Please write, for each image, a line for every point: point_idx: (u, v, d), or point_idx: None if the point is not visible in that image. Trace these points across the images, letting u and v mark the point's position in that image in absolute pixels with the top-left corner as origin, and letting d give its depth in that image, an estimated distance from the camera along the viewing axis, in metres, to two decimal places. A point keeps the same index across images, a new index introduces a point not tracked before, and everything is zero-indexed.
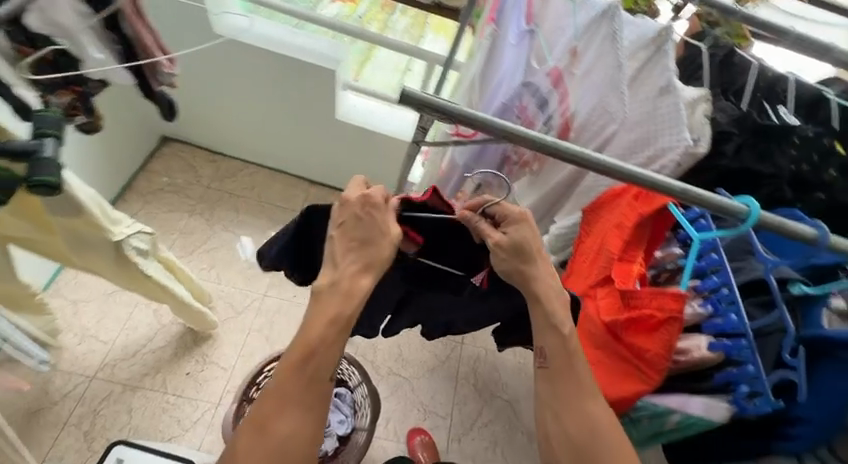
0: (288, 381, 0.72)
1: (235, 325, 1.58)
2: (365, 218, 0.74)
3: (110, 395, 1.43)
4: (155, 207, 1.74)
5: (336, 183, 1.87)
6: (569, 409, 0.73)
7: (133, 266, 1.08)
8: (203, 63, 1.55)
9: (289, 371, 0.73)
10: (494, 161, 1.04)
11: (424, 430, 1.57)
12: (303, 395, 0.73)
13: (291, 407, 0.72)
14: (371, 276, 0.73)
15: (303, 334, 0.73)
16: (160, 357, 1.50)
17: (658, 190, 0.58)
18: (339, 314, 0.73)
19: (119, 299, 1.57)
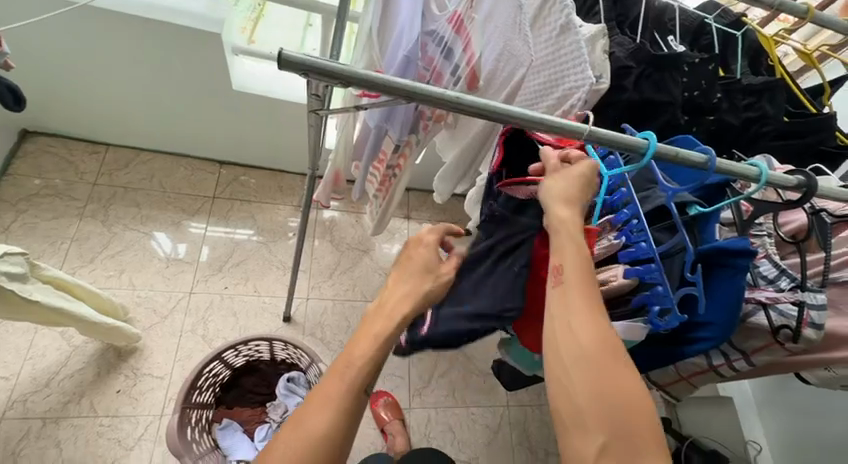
0: (330, 382, 0.60)
1: (163, 329, 1.46)
2: (418, 255, 0.71)
3: (29, 434, 1.27)
4: (34, 215, 1.49)
5: (249, 160, 1.72)
6: (585, 320, 0.61)
7: (10, 294, 0.93)
8: (53, 41, 1.29)
9: (339, 364, 0.62)
10: (409, 120, 1.03)
11: (386, 392, 1.61)
12: (344, 399, 0.59)
13: (325, 407, 0.58)
14: (413, 305, 0.66)
15: (361, 332, 0.65)
16: (81, 380, 1.35)
17: (566, 135, 0.60)
18: (388, 323, 0.65)
19: (12, 328, 1.37)
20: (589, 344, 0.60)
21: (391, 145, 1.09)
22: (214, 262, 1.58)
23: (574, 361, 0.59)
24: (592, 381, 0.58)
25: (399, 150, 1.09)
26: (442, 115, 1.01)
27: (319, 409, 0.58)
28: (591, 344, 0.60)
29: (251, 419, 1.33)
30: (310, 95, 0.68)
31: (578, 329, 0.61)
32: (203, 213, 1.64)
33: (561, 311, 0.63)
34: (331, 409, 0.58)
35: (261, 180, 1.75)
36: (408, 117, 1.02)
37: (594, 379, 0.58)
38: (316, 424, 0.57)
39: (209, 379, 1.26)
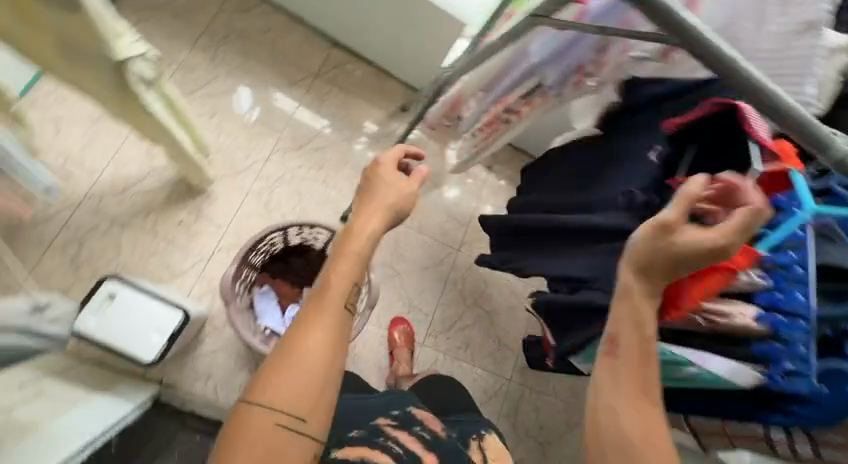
0: (314, 319, 0.71)
1: (234, 183, 1.49)
2: (382, 186, 0.86)
3: (97, 228, 1.37)
4: (152, 28, 1.50)
5: (362, 50, 1.64)
6: (626, 397, 0.70)
7: (134, 96, 0.94)
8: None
9: (313, 302, 0.73)
10: (566, 70, 0.95)
11: (405, 320, 1.64)
12: (330, 328, 0.71)
13: (317, 333, 0.70)
14: (377, 221, 0.80)
15: (333, 269, 0.76)
16: (151, 199, 1.42)
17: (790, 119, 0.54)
18: (360, 246, 0.78)
19: (107, 128, 1.43)
20: (638, 420, 0.69)
21: (526, 87, 1.03)
22: (297, 138, 1.57)
23: (612, 432, 0.69)
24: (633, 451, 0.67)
25: (528, 97, 1.05)
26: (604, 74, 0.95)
27: (311, 335, 0.70)
28: (635, 430, 0.69)
29: (286, 296, 1.38)
30: None
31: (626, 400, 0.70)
32: (302, 86, 1.61)
33: (608, 385, 0.71)
34: (321, 331, 0.70)
35: (366, 75, 1.68)
36: (568, 66, 0.95)
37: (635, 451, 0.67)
38: (315, 353, 0.69)
39: (265, 246, 1.30)
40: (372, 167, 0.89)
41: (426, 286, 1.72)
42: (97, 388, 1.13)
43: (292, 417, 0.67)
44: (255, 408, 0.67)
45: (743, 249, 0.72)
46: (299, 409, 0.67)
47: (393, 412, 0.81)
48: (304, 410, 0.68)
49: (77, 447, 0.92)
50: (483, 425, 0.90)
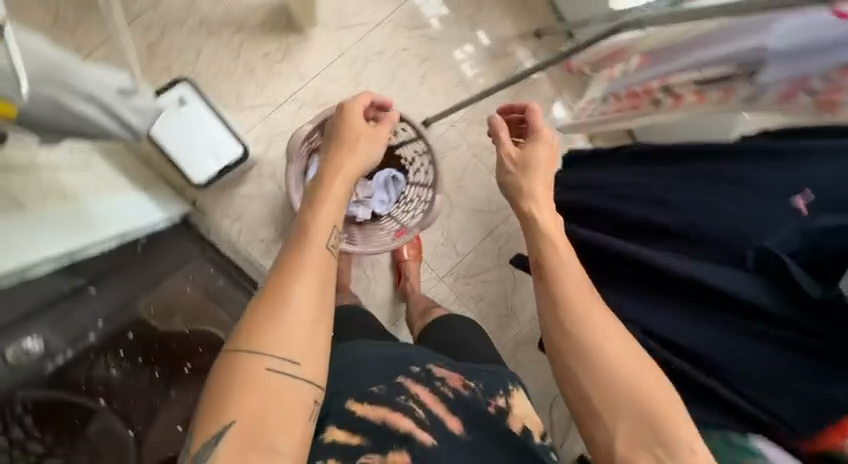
0: (303, 255, 0.71)
1: (333, 36, 1.34)
2: (348, 122, 0.88)
3: (185, 22, 1.26)
4: None
5: None
6: (587, 350, 0.79)
7: None
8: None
9: (298, 246, 0.72)
10: None
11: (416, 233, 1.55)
12: (318, 264, 0.71)
13: (309, 275, 0.69)
14: (358, 150, 0.85)
15: (314, 213, 0.77)
16: (246, 17, 1.29)
17: None
18: (342, 188, 0.81)
19: None
20: (636, 379, 0.76)
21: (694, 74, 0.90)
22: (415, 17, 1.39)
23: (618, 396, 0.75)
24: (625, 415, 0.75)
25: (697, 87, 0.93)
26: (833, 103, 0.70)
27: (301, 278, 0.69)
28: (646, 391, 0.75)
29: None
30: None
31: (620, 375, 0.76)
32: None
33: (599, 366, 0.77)
34: (314, 271, 0.70)
35: None
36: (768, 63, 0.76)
37: (642, 419, 0.74)
38: (305, 296, 0.68)
39: None
40: (340, 108, 0.90)
41: (471, 227, 1.62)
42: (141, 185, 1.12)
43: (287, 362, 0.65)
44: (243, 361, 0.65)
45: None
46: (295, 356, 0.66)
47: (410, 370, 0.76)
48: (300, 355, 0.66)
49: (109, 235, 0.92)
50: (510, 379, 0.81)
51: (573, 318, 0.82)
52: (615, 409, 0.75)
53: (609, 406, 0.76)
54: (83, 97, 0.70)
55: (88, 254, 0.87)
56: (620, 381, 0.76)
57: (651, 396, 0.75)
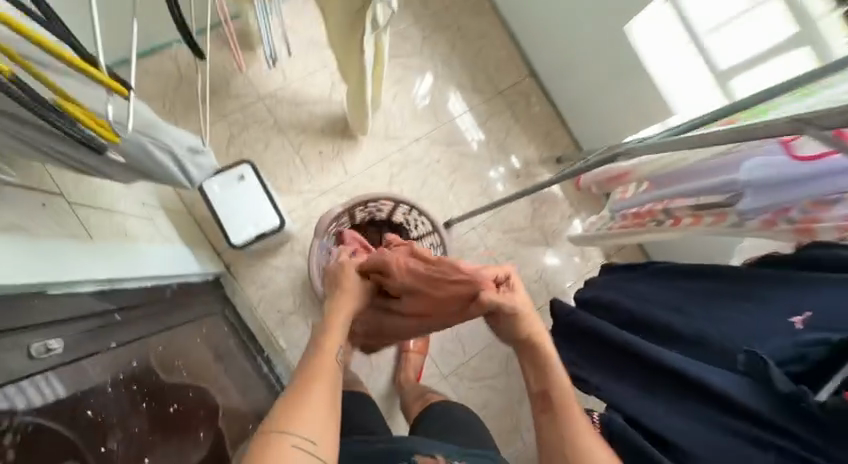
0: (324, 361, 0.66)
1: (379, 145, 1.51)
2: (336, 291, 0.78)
3: (261, 123, 1.43)
4: None
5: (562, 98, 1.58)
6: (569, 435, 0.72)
7: (357, 49, 0.93)
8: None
9: (303, 379, 0.64)
10: (775, 203, 0.76)
11: None
12: (332, 364, 0.67)
13: (319, 396, 0.62)
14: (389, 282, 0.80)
15: (327, 331, 0.71)
16: (311, 124, 1.46)
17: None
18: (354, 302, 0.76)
19: (315, 52, 1.45)
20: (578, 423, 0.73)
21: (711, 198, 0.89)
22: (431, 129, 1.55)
23: None
24: (565, 398, 0.75)
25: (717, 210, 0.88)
26: (813, 231, 0.74)
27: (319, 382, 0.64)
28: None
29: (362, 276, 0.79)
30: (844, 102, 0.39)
31: (551, 366, 0.78)
32: (482, 97, 1.60)
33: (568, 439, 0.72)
34: (326, 386, 0.64)
35: (542, 114, 1.62)
36: (780, 202, 0.76)
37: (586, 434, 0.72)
38: (313, 416, 0.60)
39: (372, 207, 1.33)
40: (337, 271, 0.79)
41: (482, 329, 1.57)
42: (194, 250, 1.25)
43: (308, 439, 0.58)
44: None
45: None
46: (314, 431, 0.59)
47: None
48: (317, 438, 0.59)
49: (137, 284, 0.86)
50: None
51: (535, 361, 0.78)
52: (564, 413, 0.74)
53: (565, 409, 0.74)
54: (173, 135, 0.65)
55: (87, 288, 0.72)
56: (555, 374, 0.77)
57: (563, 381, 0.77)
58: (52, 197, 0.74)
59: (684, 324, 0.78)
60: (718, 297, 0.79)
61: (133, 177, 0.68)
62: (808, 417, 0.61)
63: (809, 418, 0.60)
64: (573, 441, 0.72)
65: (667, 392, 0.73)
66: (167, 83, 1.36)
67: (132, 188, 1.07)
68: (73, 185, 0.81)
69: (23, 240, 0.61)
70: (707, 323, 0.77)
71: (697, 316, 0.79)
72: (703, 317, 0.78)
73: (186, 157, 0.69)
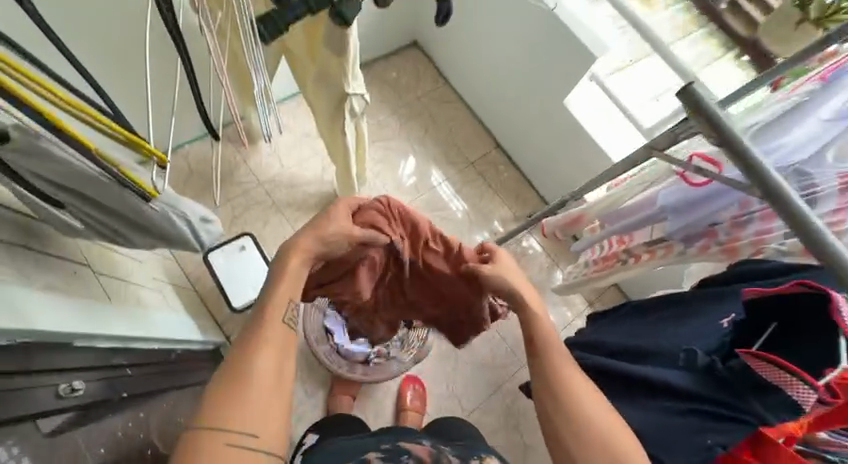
0: (272, 331, 0.61)
1: None
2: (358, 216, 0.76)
3: (261, 204, 1.61)
4: (373, 92, 1.76)
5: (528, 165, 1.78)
6: (560, 409, 0.62)
7: (341, 134, 1.12)
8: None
9: (247, 351, 0.59)
10: (695, 227, 0.88)
11: (419, 380, 1.53)
12: (278, 337, 0.61)
13: (264, 366, 0.58)
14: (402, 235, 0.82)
15: (273, 290, 0.64)
16: (305, 202, 1.63)
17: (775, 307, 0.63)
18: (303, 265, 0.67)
19: (308, 143, 1.68)
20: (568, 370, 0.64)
21: (650, 236, 0.98)
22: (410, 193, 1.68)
23: (592, 451, 0.59)
24: (553, 347, 0.66)
25: (652, 245, 0.98)
26: (737, 250, 0.84)
27: (258, 359, 0.59)
28: (613, 421, 0.60)
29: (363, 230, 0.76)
30: (664, 129, 0.60)
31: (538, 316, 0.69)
32: (455, 168, 1.74)
33: (571, 398, 0.62)
34: (274, 360, 0.60)
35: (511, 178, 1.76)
36: (698, 225, 0.88)
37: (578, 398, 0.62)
38: (260, 400, 0.57)
39: None
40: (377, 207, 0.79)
41: (478, 384, 1.59)
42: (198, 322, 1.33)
43: (241, 433, 0.55)
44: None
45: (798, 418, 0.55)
46: (252, 426, 0.56)
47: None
48: (259, 429, 0.56)
49: (148, 344, 0.95)
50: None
51: (519, 312, 0.71)
52: (547, 359, 0.66)
53: (546, 355, 0.66)
54: (167, 203, 0.63)
55: (105, 344, 0.80)
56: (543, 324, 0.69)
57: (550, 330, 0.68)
58: (82, 266, 0.87)
59: (650, 342, 0.73)
60: (672, 317, 0.78)
61: (151, 244, 0.70)
62: (717, 380, 0.61)
63: (720, 382, 0.61)
64: (569, 398, 0.62)
65: (614, 397, 0.71)
66: (180, 176, 1.56)
67: (145, 264, 1.20)
68: (97, 258, 0.94)
69: (56, 297, 0.72)
70: (668, 342, 0.72)
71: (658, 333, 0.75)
72: (654, 329, 0.78)
73: (199, 227, 0.68)
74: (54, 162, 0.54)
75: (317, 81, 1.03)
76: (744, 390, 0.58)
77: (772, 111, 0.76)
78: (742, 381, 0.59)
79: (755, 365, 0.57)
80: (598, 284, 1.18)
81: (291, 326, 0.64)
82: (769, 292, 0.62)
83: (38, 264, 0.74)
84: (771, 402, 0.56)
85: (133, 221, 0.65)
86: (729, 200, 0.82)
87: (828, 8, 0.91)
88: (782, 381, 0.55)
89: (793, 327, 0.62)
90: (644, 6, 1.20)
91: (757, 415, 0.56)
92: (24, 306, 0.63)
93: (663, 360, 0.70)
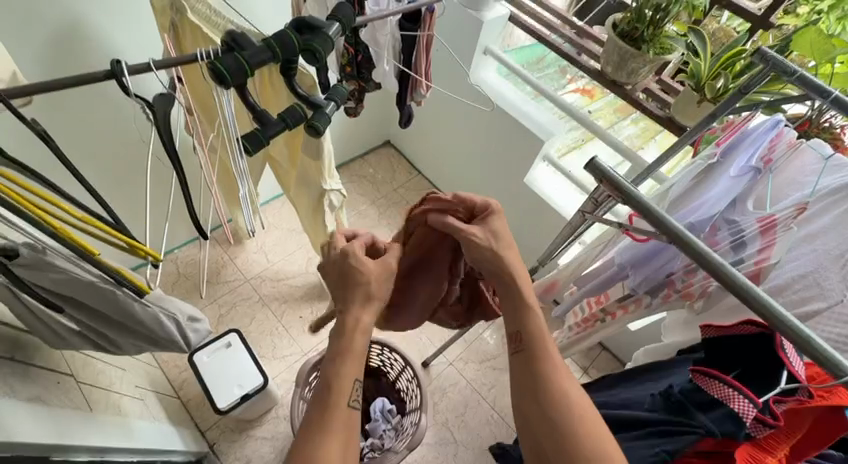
0: (336, 420, 0.53)
1: None
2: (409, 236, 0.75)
3: (247, 300, 1.64)
4: (352, 187, 1.91)
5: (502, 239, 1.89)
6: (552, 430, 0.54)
7: (322, 222, 1.20)
8: (453, 82, 1.59)
9: (311, 438, 0.52)
10: (655, 279, 0.94)
11: None
12: (334, 424, 0.53)
13: (330, 455, 0.50)
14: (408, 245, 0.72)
15: (340, 362, 0.58)
16: (291, 293, 1.67)
17: (736, 334, 0.63)
18: (364, 339, 0.60)
19: (293, 237, 1.77)
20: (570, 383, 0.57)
21: (621, 292, 1.02)
22: None
23: None
24: (547, 352, 0.59)
25: (623, 301, 1.02)
26: (692, 293, 0.91)
27: (322, 450, 0.51)
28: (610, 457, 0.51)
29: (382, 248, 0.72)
30: (588, 196, 0.70)
31: (535, 311, 0.62)
32: None
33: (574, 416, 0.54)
34: (334, 454, 0.51)
35: None
36: (656, 278, 0.94)
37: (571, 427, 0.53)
38: None
39: None
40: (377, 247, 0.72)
41: None
42: (180, 430, 1.26)
43: None
44: None
45: (762, 437, 0.57)
46: None
47: None
48: None
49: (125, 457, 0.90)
50: None
51: (509, 290, 0.64)
52: (539, 362, 0.58)
53: (541, 355, 0.59)
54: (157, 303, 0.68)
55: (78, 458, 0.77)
56: (535, 320, 0.62)
57: (539, 331, 0.60)
58: (65, 377, 0.87)
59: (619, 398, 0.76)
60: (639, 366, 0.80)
61: (136, 344, 0.72)
62: (673, 405, 0.62)
63: (676, 407, 0.61)
64: (575, 424, 0.53)
65: None
66: (168, 281, 1.61)
67: (128, 372, 1.18)
68: (81, 368, 0.94)
69: (39, 409, 0.72)
70: (640, 395, 0.74)
71: (628, 387, 0.79)
72: (630, 387, 0.79)
73: (187, 326, 0.72)
74: (53, 271, 0.60)
75: (298, 183, 1.15)
76: (692, 406, 0.59)
77: (690, 174, 0.89)
78: (693, 399, 0.60)
79: (707, 384, 0.58)
80: (582, 343, 1.19)
81: (352, 411, 0.56)
82: (721, 328, 0.64)
83: (24, 377, 0.75)
84: (716, 415, 0.57)
85: (123, 323, 0.68)
86: (672, 255, 0.90)
87: (719, 90, 1.13)
88: (726, 396, 0.56)
89: (756, 374, 0.61)
90: (584, 99, 1.48)
91: (702, 426, 0.58)
92: (7, 420, 0.63)
93: (632, 408, 0.72)
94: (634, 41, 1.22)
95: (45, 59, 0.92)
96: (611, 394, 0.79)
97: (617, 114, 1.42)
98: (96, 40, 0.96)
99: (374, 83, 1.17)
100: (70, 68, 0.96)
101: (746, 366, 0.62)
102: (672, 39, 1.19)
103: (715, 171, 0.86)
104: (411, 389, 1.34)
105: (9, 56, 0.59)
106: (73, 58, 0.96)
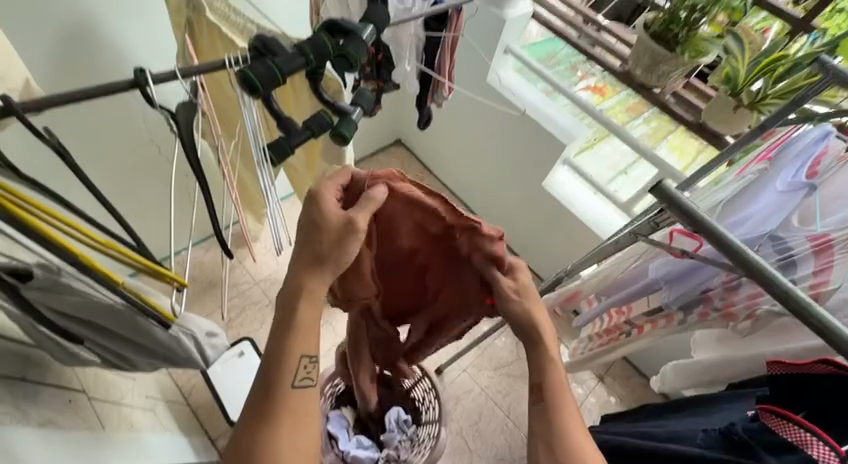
0: (287, 402, 0.47)
1: None
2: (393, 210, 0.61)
3: (257, 304, 1.60)
4: None
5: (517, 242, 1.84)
6: None
7: None
8: (471, 81, 1.53)
9: (258, 422, 0.46)
10: (690, 295, 0.90)
11: None
12: (282, 404, 0.47)
13: (280, 446, 0.45)
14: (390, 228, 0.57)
15: (288, 336, 0.49)
16: None
17: (808, 373, 0.60)
18: (317, 310, 0.51)
19: None
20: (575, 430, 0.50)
21: (647, 305, 0.98)
22: None
23: None
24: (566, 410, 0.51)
25: (652, 315, 0.98)
26: (736, 314, 0.86)
27: (272, 439, 0.45)
28: None
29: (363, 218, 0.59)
30: (645, 219, 0.69)
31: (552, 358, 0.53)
32: None
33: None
34: (288, 438, 0.46)
35: None
36: (692, 294, 0.90)
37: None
38: None
39: None
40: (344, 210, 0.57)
41: None
42: (191, 440, 1.23)
43: None
44: None
45: None
46: None
47: None
48: None
49: None
50: None
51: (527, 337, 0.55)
52: (553, 424, 0.50)
53: (555, 414, 0.50)
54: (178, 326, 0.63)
55: None
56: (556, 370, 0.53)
57: (565, 386, 0.52)
58: (76, 393, 0.83)
59: (664, 429, 0.73)
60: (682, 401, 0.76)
61: (152, 363, 0.67)
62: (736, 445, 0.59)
63: (740, 447, 0.59)
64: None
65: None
66: None
67: (138, 383, 1.14)
68: (92, 383, 0.90)
69: (51, 433, 0.68)
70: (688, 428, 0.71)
71: (671, 422, 0.75)
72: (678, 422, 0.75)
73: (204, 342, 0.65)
74: (70, 294, 0.55)
75: None
76: (759, 447, 0.57)
77: None
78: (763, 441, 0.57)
79: (777, 424, 0.56)
80: (607, 357, 1.15)
81: (306, 387, 0.48)
82: (794, 366, 0.61)
83: (35, 398, 0.71)
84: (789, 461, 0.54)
85: (141, 344, 0.64)
86: (710, 272, 0.86)
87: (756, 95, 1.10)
88: (802, 440, 0.53)
89: (825, 415, 0.59)
90: (595, 96, 1.39)
91: None
92: (20, 450, 0.59)
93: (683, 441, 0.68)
94: (667, 42, 1.17)
95: (55, 59, 0.88)
96: (659, 426, 0.75)
97: (628, 112, 1.35)
98: (107, 40, 0.92)
99: (394, 85, 1.11)
100: (79, 68, 0.91)
101: (817, 408, 0.60)
102: (708, 41, 1.13)
103: (759, 184, 0.82)
104: (427, 398, 1.30)
105: (20, 62, 0.54)
106: (83, 59, 0.91)
